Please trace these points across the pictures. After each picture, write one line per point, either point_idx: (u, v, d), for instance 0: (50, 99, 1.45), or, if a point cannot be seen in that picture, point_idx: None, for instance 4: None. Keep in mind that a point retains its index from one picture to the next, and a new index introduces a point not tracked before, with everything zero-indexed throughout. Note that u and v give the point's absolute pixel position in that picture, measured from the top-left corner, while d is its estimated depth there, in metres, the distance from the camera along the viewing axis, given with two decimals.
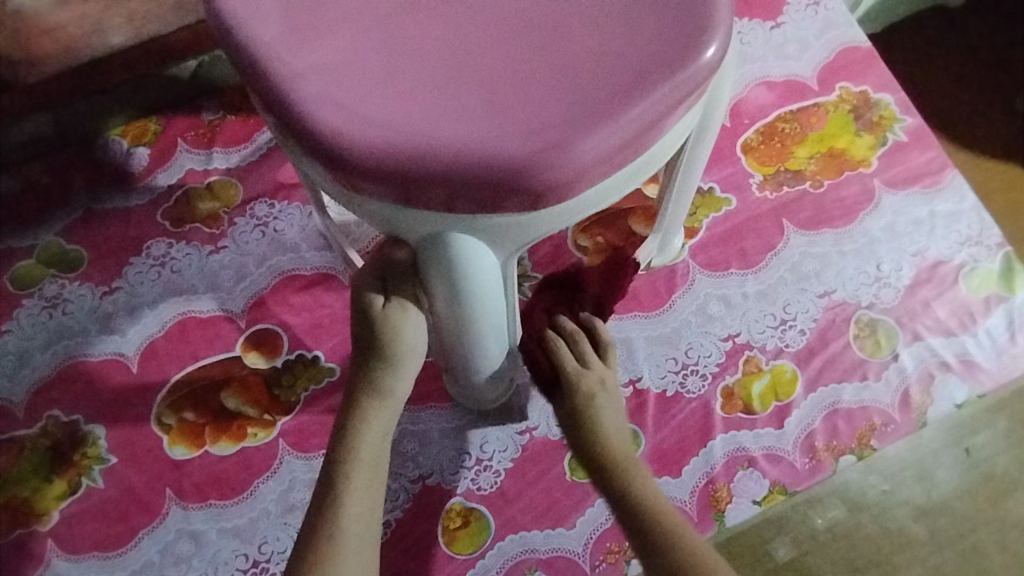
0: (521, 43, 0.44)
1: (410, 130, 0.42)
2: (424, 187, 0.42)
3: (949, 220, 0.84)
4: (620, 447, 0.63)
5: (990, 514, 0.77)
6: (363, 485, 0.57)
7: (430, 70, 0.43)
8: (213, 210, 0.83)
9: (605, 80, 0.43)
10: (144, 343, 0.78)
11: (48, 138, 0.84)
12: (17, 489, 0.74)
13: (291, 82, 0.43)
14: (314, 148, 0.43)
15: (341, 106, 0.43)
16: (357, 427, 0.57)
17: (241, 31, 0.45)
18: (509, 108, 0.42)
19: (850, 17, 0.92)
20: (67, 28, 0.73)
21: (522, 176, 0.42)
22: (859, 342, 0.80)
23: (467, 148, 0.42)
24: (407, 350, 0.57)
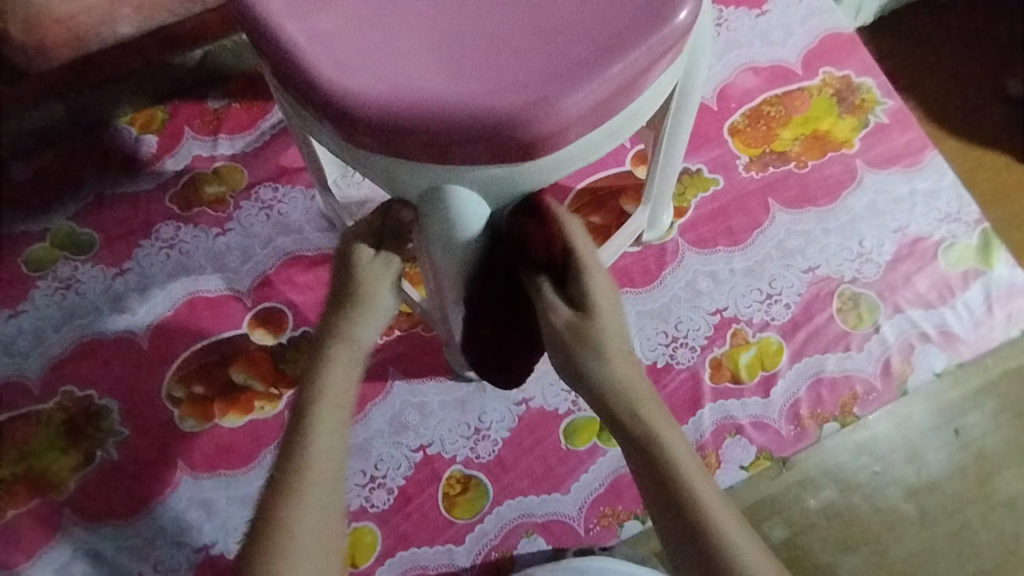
0: (509, 12, 0.47)
1: (405, 87, 0.45)
2: (419, 140, 0.46)
3: (929, 198, 0.87)
4: (631, 377, 0.58)
5: (978, 492, 0.80)
6: (330, 422, 0.56)
7: (424, 33, 0.46)
8: (219, 194, 0.86)
9: (587, 44, 0.46)
10: (154, 320, 0.82)
11: (60, 127, 0.88)
12: (34, 461, 0.77)
13: (296, 45, 0.46)
14: (317, 106, 0.46)
15: (341, 65, 0.46)
16: (324, 370, 0.58)
17: (246, 1, 0.48)
18: (499, 68, 0.46)
19: (833, 4, 0.95)
20: (77, 17, 0.73)
21: (510, 128, 0.45)
22: (842, 315, 0.83)
23: (459, 103, 0.45)
24: (380, 300, 0.60)
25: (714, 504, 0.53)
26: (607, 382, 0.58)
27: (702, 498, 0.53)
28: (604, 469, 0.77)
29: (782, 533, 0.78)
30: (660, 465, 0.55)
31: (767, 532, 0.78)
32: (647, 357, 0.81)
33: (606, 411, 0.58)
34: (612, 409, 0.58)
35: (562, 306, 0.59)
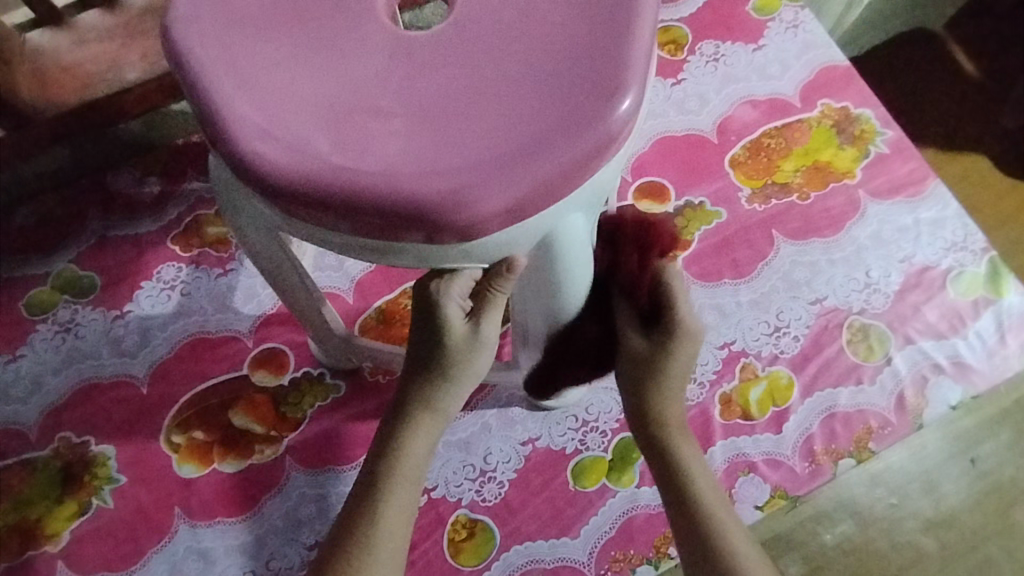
0: (489, 76, 0.46)
1: (410, 169, 0.44)
2: (442, 218, 0.44)
3: (934, 227, 0.87)
4: (674, 407, 0.66)
5: (1002, 526, 0.78)
6: (407, 487, 0.61)
7: (413, 111, 0.45)
8: (221, 234, 0.86)
9: (574, 85, 0.45)
10: (154, 363, 0.81)
11: (64, 170, 0.88)
12: (29, 511, 0.75)
13: (285, 154, 0.45)
14: (403, 218, 0.44)
15: (339, 164, 0.44)
16: (410, 438, 0.61)
17: (250, 147, 0.45)
18: (538, 112, 0.45)
19: (828, 38, 0.96)
20: (83, 65, 0.81)
21: (590, 140, 0.45)
22: (851, 347, 0.81)
23: (470, 174, 0.44)
24: (468, 374, 0.61)
25: (725, 517, 0.63)
26: (654, 405, 0.65)
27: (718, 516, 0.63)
28: (615, 511, 0.75)
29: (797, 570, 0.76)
30: (680, 480, 0.64)
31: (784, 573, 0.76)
32: None
33: (646, 419, 0.66)
34: (656, 420, 0.65)
35: (638, 335, 0.64)
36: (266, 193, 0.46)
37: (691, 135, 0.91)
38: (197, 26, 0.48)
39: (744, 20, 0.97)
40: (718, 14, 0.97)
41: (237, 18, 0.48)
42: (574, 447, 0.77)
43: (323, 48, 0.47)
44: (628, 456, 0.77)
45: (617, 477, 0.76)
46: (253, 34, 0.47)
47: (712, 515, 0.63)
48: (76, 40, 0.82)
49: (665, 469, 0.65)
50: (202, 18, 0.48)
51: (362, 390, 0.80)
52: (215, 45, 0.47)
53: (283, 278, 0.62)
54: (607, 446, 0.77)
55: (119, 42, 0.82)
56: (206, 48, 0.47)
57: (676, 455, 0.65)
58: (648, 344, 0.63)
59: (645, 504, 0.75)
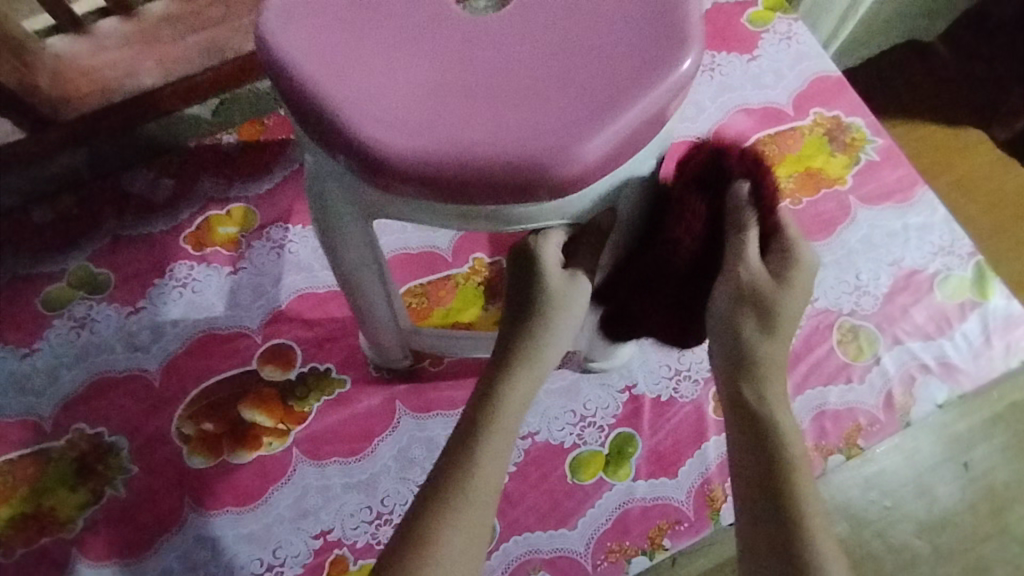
0: (549, 52, 0.48)
1: (511, 137, 0.46)
2: (544, 177, 0.46)
3: (922, 232, 0.90)
4: (776, 359, 0.64)
5: (990, 525, 0.81)
6: (504, 437, 0.61)
7: (494, 81, 0.47)
8: (232, 234, 0.89)
9: (628, 54, 0.48)
10: (166, 358, 0.83)
11: (80, 171, 0.91)
12: (43, 499, 0.77)
13: (387, 131, 0.46)
14: (506, 181, 0.46)
15: (442, 135, 0.46)
16: (508, 387, 0.62)
17: (346, 126, 0.47)
18: (601, 80, 0.47)
19: (821, 49, 0.99)
20: (102, 71, 0.85)
21: (653, 99, 0.47)
22: (842, 347, 0.84)
23: (565, 133, 0.46)
24: (568, 321, 0.63)
25: (804, 473, 0.61)
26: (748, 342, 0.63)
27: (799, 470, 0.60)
28: (611, 503, 0.77)
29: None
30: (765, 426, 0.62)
31: None
32: (651, 390, 0.82)
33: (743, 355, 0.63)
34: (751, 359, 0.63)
35: (749, 262, 0.62)
36: (371, 175, 0.47)
37: (687, 142, 0.94)
38: (270, 20, 0.49)
39: (739, 31, 1.01)
40: (714, 26, 1.01)
41: (301, 5, 0.50)
42: (573, 441, 0.80)
43: (393, 27, 0.49)
44: (624, 450, 0.79)
45: (614, 471, 0.78)
46: (325, 22, 0.49)
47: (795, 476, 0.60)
48: (96, 46, 0.85)
49: (753, 419, 0.62)
50: (271, 11, 0.50)
51: (367, 386, 0.82)
52: (292, 35, 0.49)
53: (357, 279, 0.64)
54: (604, 441, 0.80)
55: (136, 49, 0.86)
56: (282, 39, 0.49)
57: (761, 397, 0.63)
58: (753, 279, 0.62)
59: (640, 497, 0.77)
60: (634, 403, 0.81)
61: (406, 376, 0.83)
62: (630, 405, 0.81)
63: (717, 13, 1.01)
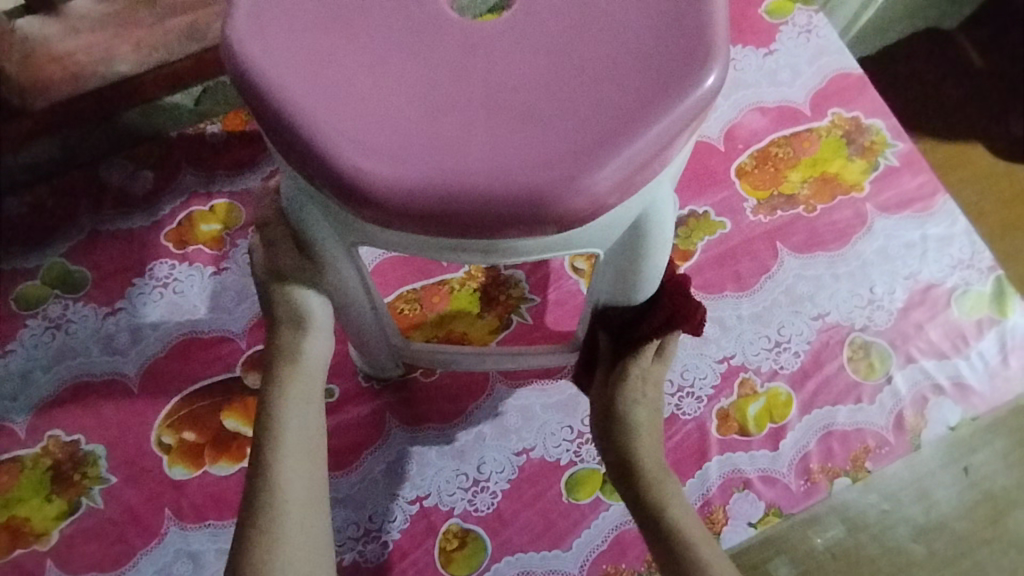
0: (555, 70, 0.43)
1: (512, 166, 0.41)
2: (544, 210, 0.42)
3: (941, 244, 0.85)
4: (645, 417, 0.64)
5: (990, 533, 0.78)
6: (295, 449, 0.60)
7: (494, 105, 0.43)
8: (215, 231, 0.84)
9: (643, 76, 0.43)
10: (146, 363, 0.79)
11: (54, 161, 0.86)
12: (17, 509, 0.74)
13: (372, 159, 0.42)
14: (502, 216, 0.42)
15: (430, 165, 0.42)
16: (278, 403, 0.60)
17: (326, 152, 0.42)
18: (612, 101, 0.43)
19: (841, 45, 0.93)
20: (75, 54, 0.78)
21: (670, 122, 0.43)
22: (852, 364, 0.81)
23: (572, 162, 0.42)
24: (308, 313, 0.61)
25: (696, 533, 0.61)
26: (625, 442, 0.63)
27: (692, 536, 0.60)
28: (607, 524, 0.74)
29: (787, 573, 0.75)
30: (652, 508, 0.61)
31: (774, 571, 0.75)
32: None
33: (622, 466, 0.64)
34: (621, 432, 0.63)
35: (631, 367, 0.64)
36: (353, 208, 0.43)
37: (697, 142, 0.89)
38: (251, 29, 0.44)
39: (756, 23, 0.95)
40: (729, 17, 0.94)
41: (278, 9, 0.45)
42: (569, 459, 0.76)
43: (386, 40, 0.44)
44: None
45: (612, 490, 0.75)
46: (310, 34, 0.44)
47: (692, 540, 0.60)
48: (67, 29, 0.78)
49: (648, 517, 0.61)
50: (242, 16, 0.45)
51: (355, 396, 0.79)
52: (272, 47, 0.44)
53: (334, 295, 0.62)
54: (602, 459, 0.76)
55: (111, 32, 0.79)
56: (264, 52, 0.44)
57: (637, 470, 0.63)
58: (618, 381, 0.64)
59: None
60: None
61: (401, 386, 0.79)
62: None
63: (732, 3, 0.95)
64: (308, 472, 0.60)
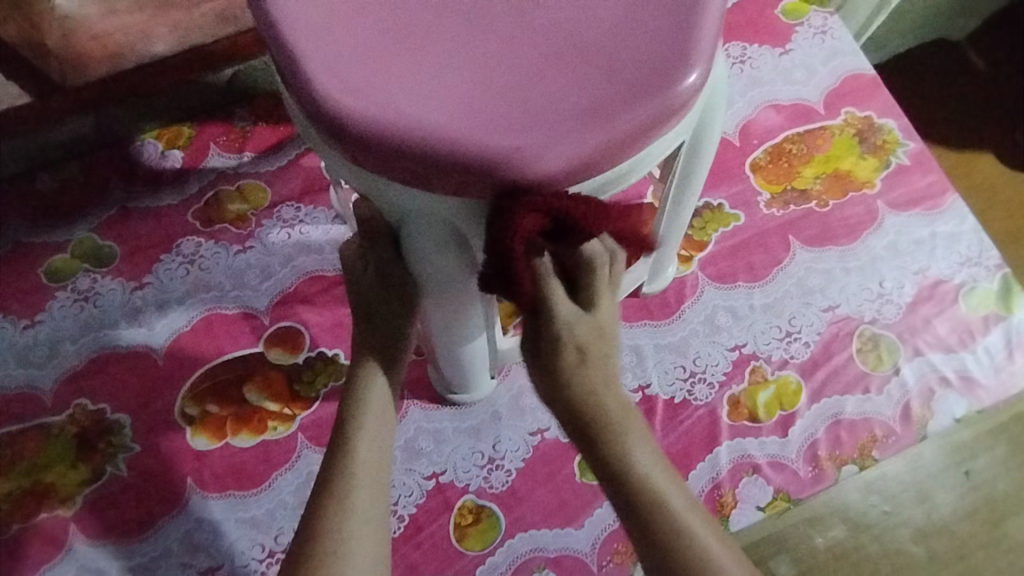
0: (583, 26, 0.46)
1: (553, 114, 0.44)
2: (592, 145, 0.44)
3: (950, 241, 0.87)
4: (611, 396, 0.57)
5: (988, 537, 0.80)
6: (374, 437, 0.59)
7: (548, 56, 0.45)
8: (242, 211, 0.86)
9: (659, 20, 0.46)
10: (171, 336, 0.81)
11: (86, 139, 0.88)
12: (44, 474, 0.76)
13: (472, 138, 0.43)
14: (557, 158, 0.44)
15: (528, 127, 0.44)
16: (365, 386, 0.60)
17: (370, 118, 0.44)
18: (632, 46, 0.45)
19: (855, 46, 0.96)
20: (111, 34, 0.80)
21: (689, 56, 0.45)
22: (861, 355, 0.82)
23: (607, 103, 0.44)
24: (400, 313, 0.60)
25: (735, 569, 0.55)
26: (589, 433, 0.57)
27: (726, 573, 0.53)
28: None
29: (788, 571, 0.77)
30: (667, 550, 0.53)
31: (774, 568, 0.77)
32: (664, 392, 0.80)
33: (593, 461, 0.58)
34: (594, 439, 0.57)
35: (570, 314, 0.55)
36: (411, 173, 0.45)
37: None
38: (298, 47, 0.45)
39: (772, 24, 0.97)
40: (747, 17, 0.97)
41: None
42: None
43: (421, 3, 0.46)
44: None
45: None
46: (350, 31, 0.45)
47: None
48: (105, 8, 0.79)
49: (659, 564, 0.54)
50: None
51: None
52: (325, 55, 0.45)
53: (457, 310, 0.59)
54: None
55: (148, 13, 0.80)
56: (319, 63, 0.45)
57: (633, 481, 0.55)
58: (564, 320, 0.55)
59: None
60: (647, 404, 0.80)
61: (476, 399, 0.79)
62: (643, 406, 0.80)
63: (750, 2, 0.97)
64: (383, 460, 0.60)
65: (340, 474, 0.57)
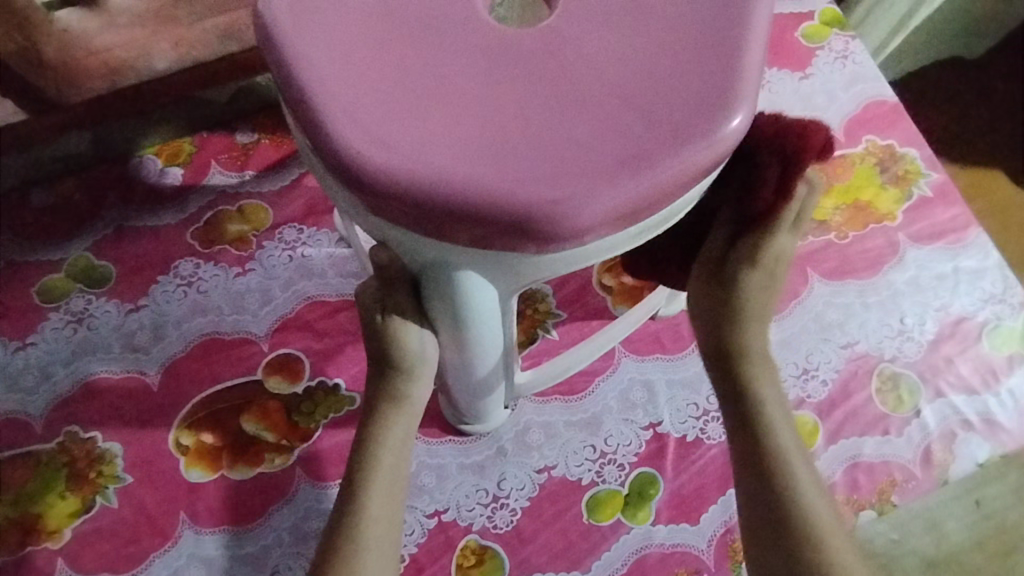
0: (617, 68, 0.43)
1: (590, 162, 0.41)
2: (631, 195, 0.41)
3: (973, 277, 0.84)
4: (756, 334, 0.63)
5: (998, 569, 0.76)
6: (385, 488, 0.58)
7: (579, 100, 0.42)
8: (243, 232, 0.84)
9: (695, 61, 0.43)
10: (167, 361, 0.79)
11: (84, 155, 0.86)
12: (31, 505, 0.73)
13: (504, 187, 0.41)
14: (597, 207, 0.41)
15: (563, 176, 0.41)
16: (378, 436, 0.59)
17: (393, 166, 0.41)
18: (669, 89, 0.43)
19: (877, 72, 0.93)
20: (112, 50, 0.74)
21: (729, 99, 0.43)
22: (881, 396, 0.79)
23: (645, 149, 0.41)
24: (417, 360, 0.58)
25: (818, 509, 0.59)
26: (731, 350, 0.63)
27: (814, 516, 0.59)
28: (628, 548, 0.73)
29: None
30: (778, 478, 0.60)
31: None
32: (676, 430, 0.78)
33: (742, 402, 0.62)
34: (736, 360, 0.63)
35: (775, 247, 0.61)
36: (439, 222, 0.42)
37: None
38: (314, 89, 0.42)
39: (792, 47, 0.94)
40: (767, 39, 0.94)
41: (315, 22, 0.44)
42: (591, 479, 0.75)
43: (443, 43, 0.43)
44: (644, 491, 0.75)
45: (632, 514, 0.74)
46: (370, 73, 0.43)
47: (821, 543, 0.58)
48: (105, 23, 0.73)
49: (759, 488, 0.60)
50: (280, 38, 0.44)
51: None
52: (344, 100, 0.42)
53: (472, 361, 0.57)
54: (624, 481, 0.75)
55: (150, 28, 0.75)
56: (338, 109, 0.42)
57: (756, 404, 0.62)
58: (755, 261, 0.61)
59: (658, 543, 0.73)
60: (658, 442, 0.77)
61: (483, 432, 0.76)
62: (654, 445, 0.77)
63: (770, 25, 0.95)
64: (393, 511, 0.58)
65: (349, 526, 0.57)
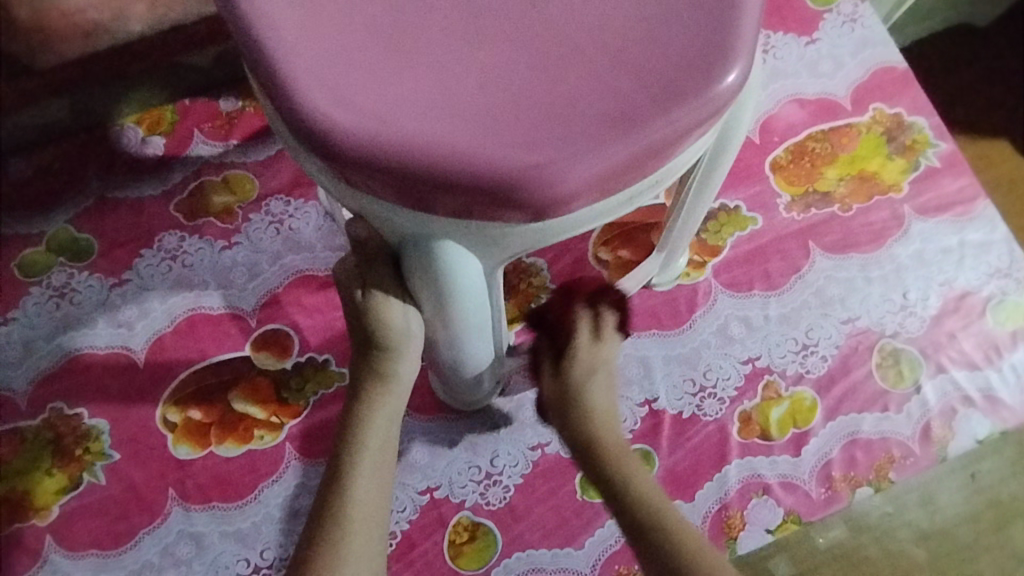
0: (605, 23, 0.40)
1: (573, 124, 0.38)
2: (617, 159, 0.39)
3: (979, 251, 0.82)
4: (606, 426, 0.64)
5: (992, 540, 0.75)
6: (372, 468, 0.57)
7: (564, 56, 0.39)
8: (228, 204, 0.81)
9: (691, 15, 0.40)
10: (153, 337, 0.77)
11: (62, 124, 0.82)
12: (18, 482, 0.73)
13: (479, 154, 0.38)
14: (579, 175, 0.38)
15: (544, 141, 0.38)
16: (365, 415, 0.57)
17: (364, 130, 0.38)
18: (661, 45, 0.40)
19: (886, 36, 0.89)
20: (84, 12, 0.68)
21: (725, 54, 0.40)
22: (881, 371, 0.78)
23: (633, 111, 0.39)
24: (402, 337, 0.56)
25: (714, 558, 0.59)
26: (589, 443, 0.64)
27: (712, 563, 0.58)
28: None
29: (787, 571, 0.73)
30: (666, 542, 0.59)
31: None
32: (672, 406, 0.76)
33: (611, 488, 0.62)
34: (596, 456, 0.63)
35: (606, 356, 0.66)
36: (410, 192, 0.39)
37: None
38: (281, 47, 0.40)
39: (798, 10, 0.90)
40: (772, 2, 0.90)
41: None
42: None
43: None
44: None
45: None
46: (338, 29, 0.40)
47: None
48: None
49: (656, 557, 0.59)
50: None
51: None
52: (309, 62, 0.39)
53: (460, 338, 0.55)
54: None
55: None
56: (304, 71, 0.39)
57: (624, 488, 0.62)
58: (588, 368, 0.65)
59: None
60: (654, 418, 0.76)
61: (475, 408, 0.75)
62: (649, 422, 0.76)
63: None
64: (381, 491, 0.57)
65: (335, 506, 0.56)
